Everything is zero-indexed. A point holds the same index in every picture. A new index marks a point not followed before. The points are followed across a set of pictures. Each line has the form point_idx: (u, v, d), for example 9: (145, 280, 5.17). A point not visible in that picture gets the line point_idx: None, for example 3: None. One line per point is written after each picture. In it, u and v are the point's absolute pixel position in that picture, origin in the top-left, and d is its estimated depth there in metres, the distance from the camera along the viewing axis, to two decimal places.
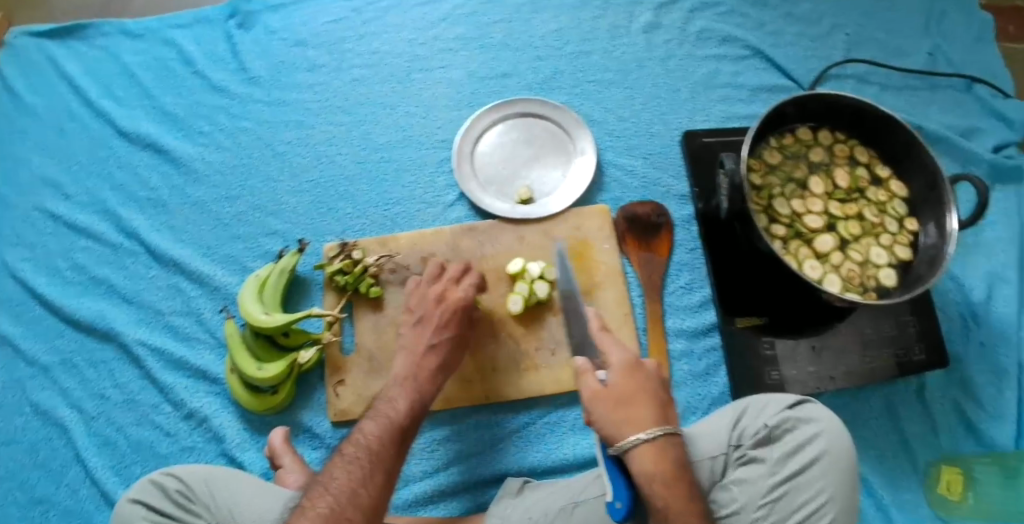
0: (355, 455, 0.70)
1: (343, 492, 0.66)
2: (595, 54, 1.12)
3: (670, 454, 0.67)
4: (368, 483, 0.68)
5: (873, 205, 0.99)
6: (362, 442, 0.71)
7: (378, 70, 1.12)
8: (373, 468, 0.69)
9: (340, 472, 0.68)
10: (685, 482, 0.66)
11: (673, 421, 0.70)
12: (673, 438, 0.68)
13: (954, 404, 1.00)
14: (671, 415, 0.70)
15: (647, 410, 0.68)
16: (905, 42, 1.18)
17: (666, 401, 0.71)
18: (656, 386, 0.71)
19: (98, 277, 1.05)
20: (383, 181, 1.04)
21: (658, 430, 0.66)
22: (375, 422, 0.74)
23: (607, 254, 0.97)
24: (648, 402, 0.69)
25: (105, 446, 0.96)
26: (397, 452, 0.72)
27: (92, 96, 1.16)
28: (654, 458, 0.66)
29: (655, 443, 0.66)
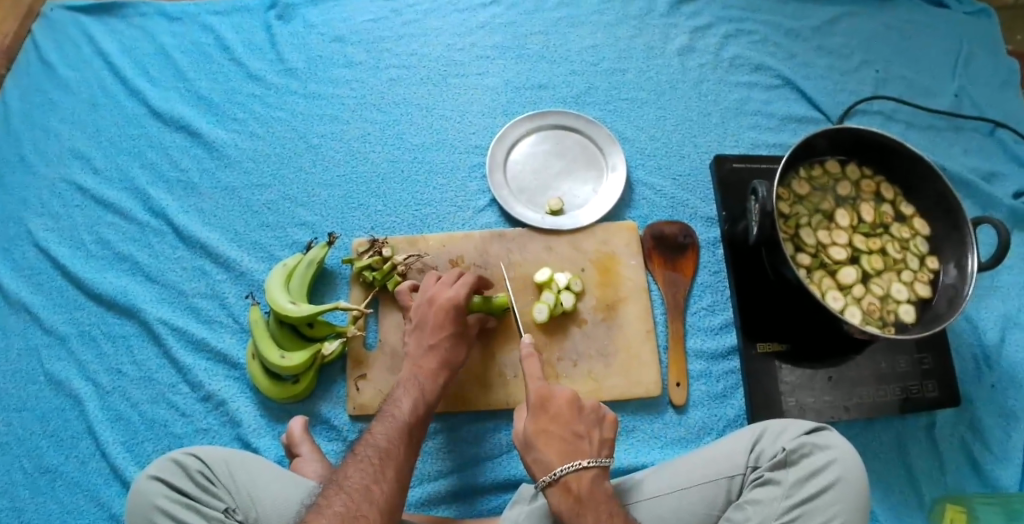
0: (365, 454, 0.71)
1: (356, 490, 0.66)
2: (630, 72, 1.14)
3: (574, 488, 0.72)
4: (381, 481, 0.68)
5: (896, 241, 0.99)
6: (375, 444, 0.72)
7: (415, 72, 1.14)
8: (385, 467, 0.70)
9: (354, 472, 0.69)
10: (596, 513, 0.71)
11: (589, 453, 0.74)
12: (582, 473, 0.72)
13: (962, 443, 1.01)
14: (584, 446, 0.74)
15: (556, 449, 0.74)
16: (934, 82, 1.18)
17: (581, 434, 0.75)
18: (570, 422, 0.75)
19: (122, 253, 1.05)
20: (415, 181, 1.06)
21: (562, 469, 0.72)
22: (382, 424, 0.76)
23: (633, 270, 0.98)
24: (561, 439, 0.74)
25: (117, 421, 0.95)
26: (407, 452, 0.74)
27: (127, 75, 1.17)
28: (563, 496, 0.72)
29: (561, 483, 0.72)
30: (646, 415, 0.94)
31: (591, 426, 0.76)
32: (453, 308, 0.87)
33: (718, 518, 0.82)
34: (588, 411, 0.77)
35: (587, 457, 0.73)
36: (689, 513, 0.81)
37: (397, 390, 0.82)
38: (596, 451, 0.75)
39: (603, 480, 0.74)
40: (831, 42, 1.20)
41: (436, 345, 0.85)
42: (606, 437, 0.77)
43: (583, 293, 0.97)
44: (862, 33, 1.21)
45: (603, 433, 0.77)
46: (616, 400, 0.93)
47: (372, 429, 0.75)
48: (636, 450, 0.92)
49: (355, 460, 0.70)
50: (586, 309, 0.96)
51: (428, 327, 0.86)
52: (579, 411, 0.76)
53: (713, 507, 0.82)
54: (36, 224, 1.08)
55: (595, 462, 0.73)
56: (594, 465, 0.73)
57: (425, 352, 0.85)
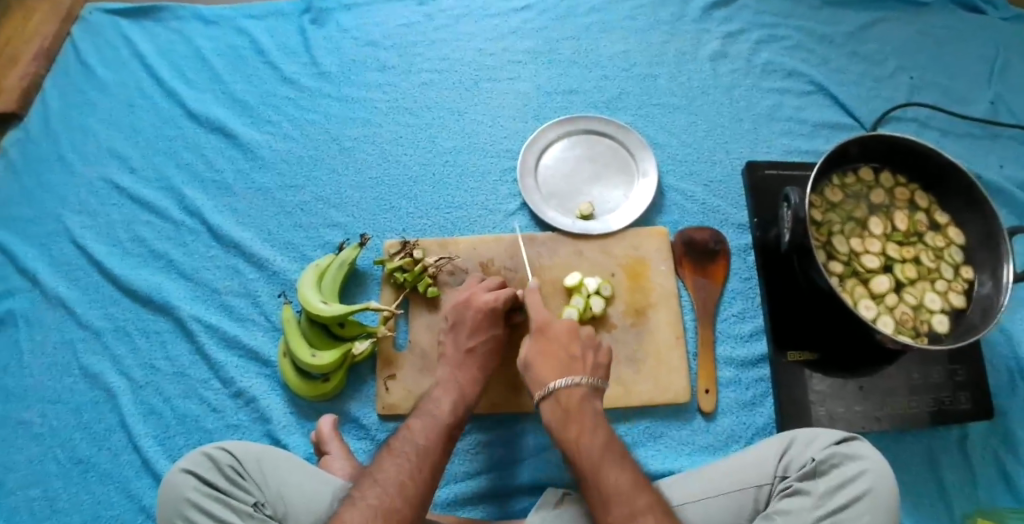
0: (402, 450, 0.72)
1: (391, 484, 0.68)
2: (662, 77, 1.14)
3: (563, 400, 0.75)
4: (416, 476, 0.70)
5: (930, 250, 0.98)
6: (414, 440, 0.73)
7: (447, 76, 1.15)
8: (421, 463, 0.71)
9: (390, 466, 0.70)
10: (580, 423, 0.73)
11: (584, 372, 0.77)
12: (572, 388, 0.76)
13: (994, 457, 0.99)
14: (578, 366, 0.78)
15: (553, 367, 0.78)
16: (970, 90, 1.17)
17: (576, 357, 0.79)
18: (567, 344, 0.80)
19: (157, 251, 1.07)
20: (446, 184, 1.06)
21: (555, 384, 0.76)
22: (421, 420, 0.76)
23: (663, 276, 0.98)
24: (557, 359, 0.79)
25: (150, 414, 0.97)
26: (443, 450, 0.74)
27: (164, 76, 1.19)
28: (553, 407, 0.76)
29: (554, 394, 0.75)
30: (674, 421, 0.94)
31: (586, 350, 0.80)
32: (490, 311, 0.87)
33: None
34: (586, 337, 0.81)
35: (580, 375, 0.77)
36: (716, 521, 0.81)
37: (437, 390, 0.81)
38: (590, 372, 0.78)
39: (592, 398, 0.76)
40: (864, 49, 1.18)
41: (477, 346, 0.85)
42: (602, 361, 0.81)
43: (613, 298, 0.96)
44: (897, 39, 1.20)
45: (599, 359, 0.81)
46: (645, 405, 0.93)
47: (412, 425, 0.76)
48: (664, 456, 0.91)
49: (392, 455, 0.72)
50: (616, 314, 0.96)
51: (466, 328, 0.86)
52: (575, 336, 0.81)
53: (740, 516, 0.81)
54: (74, 220, 1.10)
55: (587, 379, 0.77)
56: (585, 382, 0.76)
57: (463, 353, 0.85)
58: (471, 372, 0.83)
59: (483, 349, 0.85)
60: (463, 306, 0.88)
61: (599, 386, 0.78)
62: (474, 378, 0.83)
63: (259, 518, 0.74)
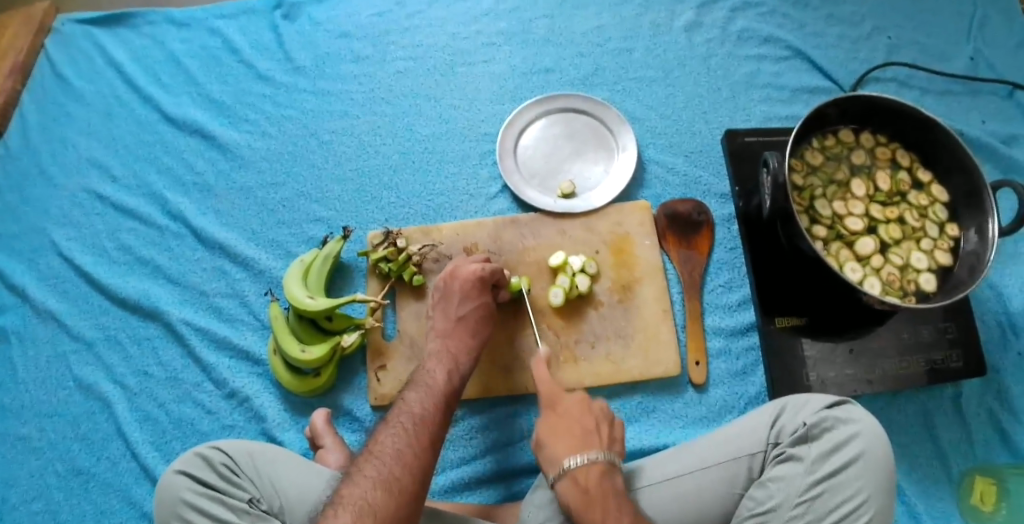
0: (399, 421, 0.72)
1: (388, 453, 0.68)
2: (638, 51, 1.13)
3: (581, 480, 0.71)
4: (414, 444, 0.69)
5: (914, 209, 0.98)
6: (410, 410, 0.73)
7: (421, 63, 1.14)
8: (418, 431, 0.71)
9: (387, 437, 0.70)
10: (603, 505, 0.69)
11: (598, 447, 0.74)
12: (590, 466, 0.72)
13: (989, 413, 1.00)
14: (592, 440, 0.74)
15: (567, 443, 0.75)
16: (949, 46, 1.16)
17: (590, 430, 0.76)
18: (580, 417, 0.77)
19: (143, 257, 1.07)
20: (427, 172, 1.06)
21: (572, 463, 0.72)
22: (417, 392, 0.77)
23: (648, 250, 0.98)
24: (573, 436, 0.75)
25: (146, 421, 0.97)
26: (441, 418, 0.74)
27: (139, 82, 1.18)
28: (572, 490, 0.71)
29: (569, 473, 0.72)
30: (666, 394, 0.94)
31: (602, 421, 0.77)
32: (477, 281, 0.88)
33: (741, 496, 0.81)
34: (598, 409, 0.78)
35: (596, 451, 0.73)
36: (711, 491, 0.81)
37: (428, 361, 0.82)
38: (606, 447, 0.74)
39: (611, 475, 0.72)
40: (841, 11, 1.18)
41: (467, 316, 0.86)
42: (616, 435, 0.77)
43: (598, 275, 0.96)
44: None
45: (614, 432, 0.77)
46: (636, 380, 0.94)
47: (408, 397, 0.76)
48: (657, 431, 0.92)
49: (389, 426, 0.72)
50: (603, 291, 0.96)
51: (450, 300, 0.87)
52: (587, 409, 0.78)
53: (735, 485, 0.81)
54: (59, 233, 1.10)
55: (603, 455, 0.73)
56: (600, 459, 0.73)
57: (453, 324, 0.85)
58: (463, 340, 0.84)
59: (473, 320, 0.86)
60: (450, 280, 0.89)
61: (616, 461, 0.74)
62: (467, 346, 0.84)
63: (255, 514, 0.74)
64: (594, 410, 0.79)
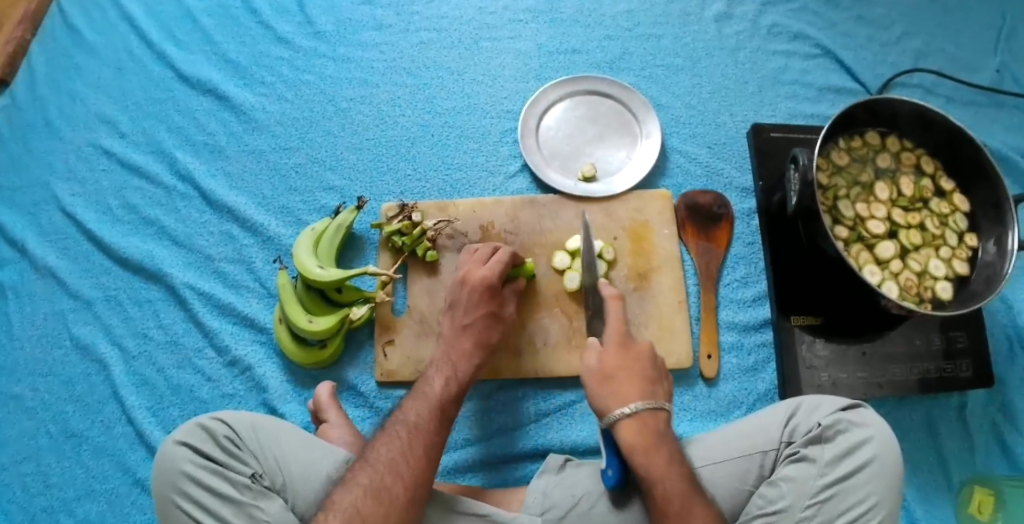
0: (394, 430, 0.73)
1: (382, 462, 0.69)
2: (666, 38, 1.11)
3: (649, 422, 0.73)
4: (407, 453, 0.70)
5: (935, 216, 0.97)
6: (406, 419, 0.74)
7: (445, 35, 1.11)
8: (412, 439, 0.72)
9: (382, 445, 0.71)
10: (666, 449, 0.72)
11: (664, 400, 0.77)
12: (656, 414, 0.74)
13: (993, 425, 0.99)
14: (658, 393, 0.77)
15: (633, 388, 0.76)
16: (976, 56, 1.15)
17: (652, 379, 0.78)
18: (643, 366, 0.79)
19: (149, 218, 1.04)
20: (445, 146, 1.04)
21: (641, 405, 0.74)
22: (414, 400, 0.77)
23: (666, 239, 0.96)
24: (636, 381, 0.77)
25: (144, 385, 0.95)
26: (437, 426, 0.74)
27: (153, 38, 1.15)
28: (637, 428, 0.73)
29: (636, 416, 0.73)
30: (676, 387, 0.93)
31: (660, 375, 0.80)
32: (486, 288, 0.86)
33: (751, 493, 0.82)
34: (659, 362, 0.81)
35: (662, 401, 0.76)
36: (721, 486, 0.81)
37: (429, 370, 0.81)
38: (665, 400, 0.78)
39: (668, 426, 0.75)
40: (871, 12, 1.16)
41: (473, 326, 0.84)
42: (668, 391, 0.80)
43: (615, 261, 0.95)
44: (904, 3, 1.17)
45: (666, 385, 0.80)
46: None
47: (405, 406, 0.76)
48: None
49: (384, 435, 0.73)
50: (618, 278, 0.94)
51: (458, 308, 0.86)
52: (652, 359, 0.80)
53: (745, 482, 0.81)
54: (62, 188, 1.07)
55: (667, 406, 0.76)
56: (664, 409, 0.75)
57: (458, 332, 0.84)
58: (465, 350, 0.82)
59: (479, 331, 0.84)
60: (458, 286, 0.86)
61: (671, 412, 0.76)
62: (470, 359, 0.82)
63: (257, 490, 0.73)
64: (655, 362, 0.81)
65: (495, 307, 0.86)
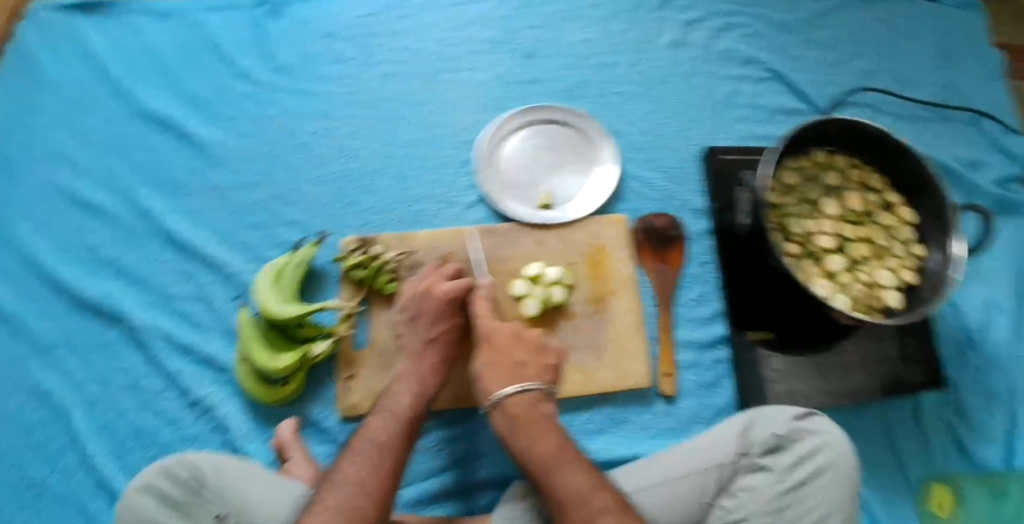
0: (363, 449, 0.75)
1: (352, 483, 0.71)
2: (622, 65, 1.14)
3: (511, 409, 0.78)
4: (377, 474, 0.72)
5: (883, 230, 1.01)
6: (372, 436, 0.76)
7: (409, 66, 1.14)
8: (382, 459, 0.74)
9: (350, 465, 0.73)
10: (538, 428, 0.76)
11: (529, 378, 0.80)
12: (520, 395, 0.78)
13: (947, 424, 1.03)
14: (523, 373, 0.81)
15: (498, 375, 0.81)
16: (921, 74, 1.19)
17: (521, 363, 0.82)
18: (510, 351, 0.83)
19: (108, 259, 1.05)
20: (406, 178, 1.06)
21: (501, 392, 0.79)
22: (380, 416, 0.79)
23: (622, 262, 0.99)
24: (503, 366, 0.81)
25: (104, 431, 0.95)
26: (405, 443, 0.77)
27: (117, 74, 1.16)
28: (503, 416, 0.78)
29: (500, 404, 0.78)
30: (634, 408, 0.95)
31: (534, 354, 0.83)
32: (449, 304, 0.89)
33: (710, 506, 0.82)
34: (529, 340, 0.85)
35: (528, 381, 0.80)
36: (681, 500, 0.82)
37: (397, 383, 0.84)
38: (537, 377, 0.81)
39: (540, 401, 0.79)
40: (820, 35, 1.20)
41: (439, 346, 0.87)
42: (550, 364, 0.84)
43: (574, 286, 0.97)
44: (852, 24, 1.22)
45: (546, 359, 0.84)
46: (607, 391, 0.95)
47: (373, 423, 0.78)
48: (628, 442, 0.93)
49: (352, 455, 0.74)
50: (578, 303, 0.97)
51: (423, 320, 0.88)
52: (518, 342, 0.84)
53: (704, 494, 0.82)
54: (21, 228, 1.07)
55: (535, 385, 0.80)
56: (532, 388, 0.79)
57: (424, 346, 0.87)
58: (433, 363, 0.86)
59: (448, 348, 0.88)
60: (422, 299, 0.89)
61: (549, 389, 0.81)
62: (434, 369, 0.85)
63: None
64: (526, 340, 0.85)
65: (458, 323, 0.89)
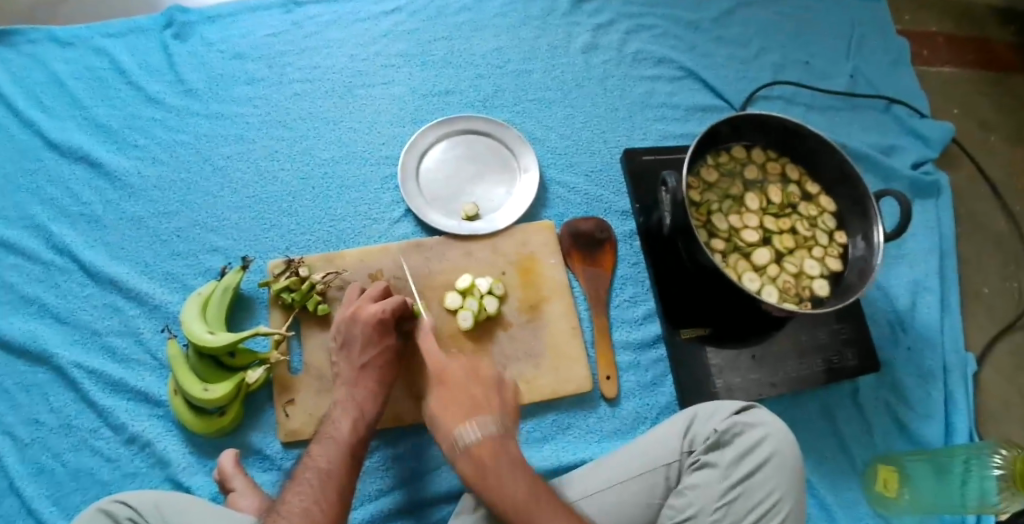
0: (306, 479, 0.74)
1: (295, 513, 0.69)
2: (537, 72, 1.15)
3: (476, 452, 0.72)
4: (321, 501, 0.71)
5: (804, 220, 1.04)
6: (316, 466, 0.75)
7: (319, 85, 1.12)
8: (325, 487, 0.73)
9: (293, 496, 0.72)
10: (498, 473, 0.71)
11: (490, 413, 0.76)
12: (482, 437, 0.73)
13: (886, 404, 1.06)
14: (483, 410, 0.77)
15: (459, 415, 0.77)
16: (829, 65, 1.24)
17: (481, 400, 0.78)
18: (469, 389, 0.79)
19: (28, 296, 1.00)
20: (328, 197, 1.04)
21: (465, 434, 0.74)
22: (323, 444, 0.79)
23: (553, 269, 0.99)
24: (461, 406, 0.78)
25: (41, 474, 0.91)
26: (348, 470, 0.76)
27: (19, 107, 1.10)
28: (469, 462, 0.72)
29: (464, 446, 0.73)
30: (580, 412, 0.95)
31: (491, 389, 0.80)
32: (379, 324, 0.87)
33: (660, 505, 0.84)
34: (486, 376, 0.81)
35: (488, 418, 0.75)
36: (630, 503, 0.83)
37: (337, 409, 0.83)
38: (497, 412, 0.77)
39: (505, 439, 0.74)
40: (729, 33, 1.23)
41: (374, 365, 0.86)
42: (509, 400, 0.80)
43: (506, 295, 0.97)
44: (759, 20, 1.25)
45: (506, 397, 0.80)
46: (549, 399, 0.94)
47: (315, 451, 0.78)
48: (574, 447, 0.93)
49: (295, 485, 0.73)
50: (511, 312, 0.96)
51: (357, 343, 0.87)
52: (475, 378, 0.81)
53: (654, 495, 0.84)
54: None
55: (494, 424, 0.75)
56: (493, 426, 0.75)
57: (358, 370, 0.86)
58: (371, 384, 0.85)
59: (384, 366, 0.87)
60: (350, 324, 0.87)
61: (507, 426, 0.76)
62: (372, 390, 0.85)
63: None
64: (482, 377, 0.81)
65: (388, 343, 0.88)
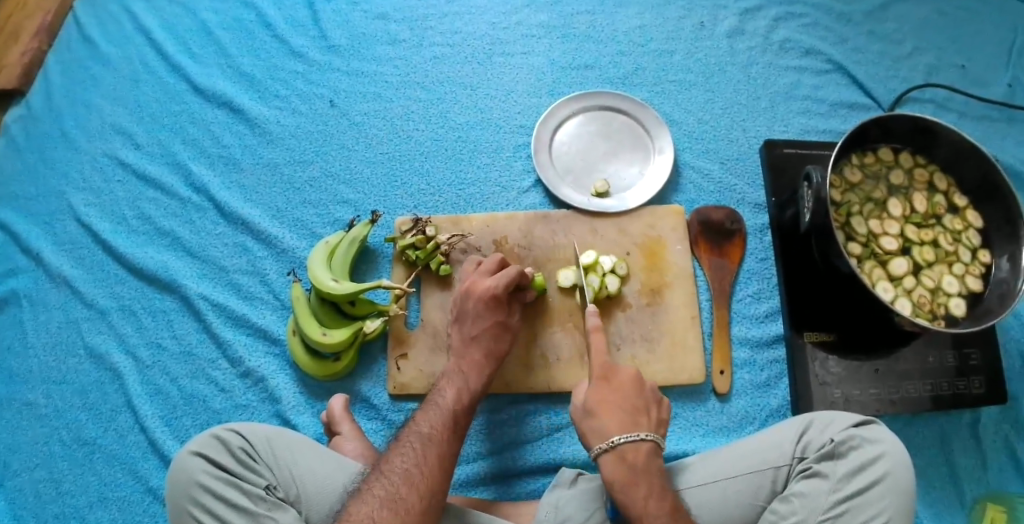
0: (408, 441, 0.72)
1: (396, 474, 0.68)
2: (678, 54, 1.12)
3: (630, 457, 0.71)
4: (422, 464, 0.69)
5: (948, 233, 0.96)
6: (418, 429, 0.74)
7: (459, 49, 1.13)
8: (427, 450, 0.71)
9: (396, 456, 0.71)
10: (649, 485, 0.70)
11: (648, 427, 0.74)
12: (639, 443, 0.72)
13: (1005, 440, 0.95)
14: (642, 420, 0.75)
15: (617, 417, 0.74)
16: (985, 71, 1.14)
17: (640, 408, 0.76)
18: (631, 396, 0.77)
19: (163, 229, 1.05)
20: (459, 161, 1.05)
21: (619, 438, 0.72)
22: (427, 411, 0.77)
23: (679, 255, 0.97)
24: (621, 412, 0.75)
25: (157, 395, 0.95)
26: (452, 438, 0.74)
27: (170, 51, 1.16)
28: (617, 466, 0.71)
29: (615, 449, 0.71)
30: (688, 402, 0.93)
31: (650, 402, 0.77)
32: (491, 298, 0.86)
33: (764, 509, 0.78)
34: (649, 389, 0.79)
35: (645, 430, 0.73)
36: (732, 503, 0.77)
37: (445, 379, 0.82)
38: (654, 428, 0.75)
39: (656, 455, 0.73)
40: (882, 28, 1.16)
41: (487, 331, 0.85)
42: (664, 418, 0.78)
43: (628, 276, 0.96)
44: (915, 18, 1.17)
45: (660, 413, 0.78)
46: (660, 385, 0.92)
47: (418, 416, 0.76)
48: (677, 437, 0.90)
49: (398, 446, 0.72)
50: (631, 293, 0.95)
51: (467, 317, 0.86)
52: (640, 387, 0.78)
53: (758, 498, 0.78)
54: (77, 197, 1.08)
55: (651, 436, 0.73)
56: (649, 438, 0.73)
57: (466, 341, 0.85)
58: (477, 357, 0.84)
59: (496, 335, 0.86)
60: (466, 297, 0.87)
61: (661, 442, 0.74)
62: (478, 362, 0.83)
63: (271, 501, 0.72)
64: (645, 389, 0.78)
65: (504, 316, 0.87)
